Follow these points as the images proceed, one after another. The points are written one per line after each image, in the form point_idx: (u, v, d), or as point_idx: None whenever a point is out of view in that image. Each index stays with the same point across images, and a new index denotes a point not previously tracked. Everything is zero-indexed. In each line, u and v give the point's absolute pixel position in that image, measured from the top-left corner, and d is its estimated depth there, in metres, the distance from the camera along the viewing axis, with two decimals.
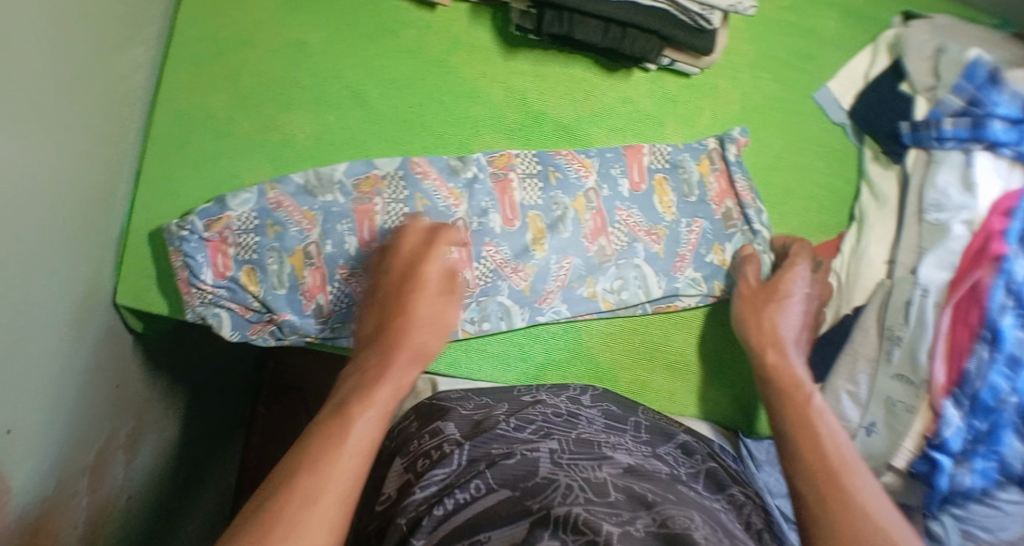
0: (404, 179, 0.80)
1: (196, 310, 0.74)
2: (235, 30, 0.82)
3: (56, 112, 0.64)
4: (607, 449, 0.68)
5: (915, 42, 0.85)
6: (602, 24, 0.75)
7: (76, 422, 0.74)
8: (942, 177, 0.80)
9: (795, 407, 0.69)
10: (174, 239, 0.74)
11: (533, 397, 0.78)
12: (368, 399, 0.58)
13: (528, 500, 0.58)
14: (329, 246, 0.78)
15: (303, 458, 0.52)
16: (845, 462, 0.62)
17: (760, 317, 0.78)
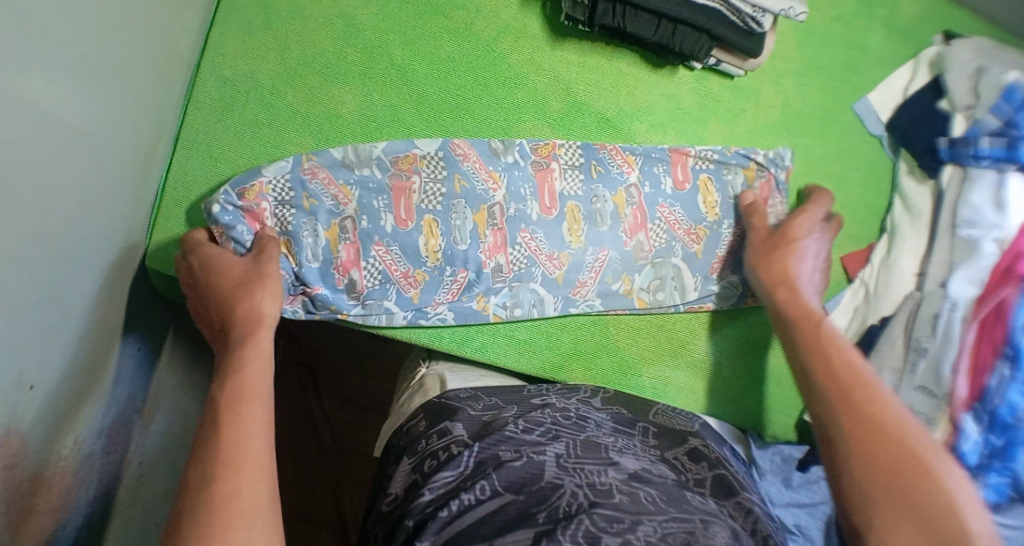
0: (445, 161, 0.80)
1: None
2: (287, 0, 0.81)
3: (102, 66, 0.63)
4: (615, 454, 0.68)
5: (958, 60, 0.86)
6: (654, 19, 0.76)
7: (101, 380, 0.73)
8: (976, 195, 0.81)
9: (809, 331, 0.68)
10: (211, 213, 0.73)
11: (543, 399, 0.77)
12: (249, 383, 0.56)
13: (532, 508, 0.58)
14: (365, 221, 0.77)
15: (220, 427, 0.52)
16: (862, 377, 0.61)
17: (773, 260, 0.77)
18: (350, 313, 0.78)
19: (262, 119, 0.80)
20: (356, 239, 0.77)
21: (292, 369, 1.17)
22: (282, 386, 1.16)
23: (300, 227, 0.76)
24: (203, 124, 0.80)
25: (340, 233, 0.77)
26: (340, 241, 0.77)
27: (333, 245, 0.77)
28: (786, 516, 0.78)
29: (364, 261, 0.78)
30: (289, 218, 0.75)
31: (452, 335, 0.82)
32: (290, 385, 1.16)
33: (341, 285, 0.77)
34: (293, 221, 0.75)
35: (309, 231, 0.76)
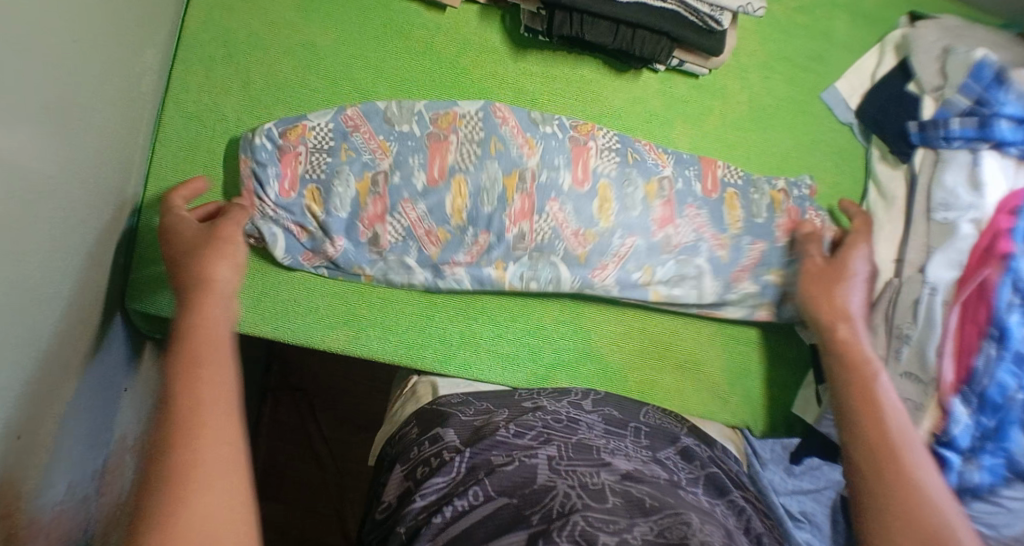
0: (484, 127, 0.80)
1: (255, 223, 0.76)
2: (247, 32, 0.81)
3: (69, 117, 0.64)
4: (606, 455, 0.68)
5: (922, 43, 0.85)
6: (613, 25, 0.76)
7: (87, 426, 0.74)
8: (950, 177, 0.80)
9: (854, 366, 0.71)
10: (248, 148, 0.77)
11: (535, 402, 0.78)
12: (191, 380, 0.54)
13: (526, 510, 0.58)
14: (398, 177, 0.78)
15: (174, 441, 0.50)
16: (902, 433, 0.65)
17: (830, 294, 0.76)
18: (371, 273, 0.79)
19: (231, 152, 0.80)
20: (385, 193, 0.78)
21: (285, 394, 1.17)
22: (277, 413, 1.16)
23: (332, 175, 0.78)
24: (173, 161, 0.80)
25: (371, 186, 0.78)
26: (369, 194, 0.78)
27: (361, 198, 0.78)
28: (792, 505, 0.77)
29: (389, 216, 0.78)
30: (323, 164, 0.78)
31: (434, 353, 0.82)
32: (286, 411, 1.16)
33: (364, 237, 0.79)
34: (326, 168, 0.78)
35: (341, 182, 0.78)
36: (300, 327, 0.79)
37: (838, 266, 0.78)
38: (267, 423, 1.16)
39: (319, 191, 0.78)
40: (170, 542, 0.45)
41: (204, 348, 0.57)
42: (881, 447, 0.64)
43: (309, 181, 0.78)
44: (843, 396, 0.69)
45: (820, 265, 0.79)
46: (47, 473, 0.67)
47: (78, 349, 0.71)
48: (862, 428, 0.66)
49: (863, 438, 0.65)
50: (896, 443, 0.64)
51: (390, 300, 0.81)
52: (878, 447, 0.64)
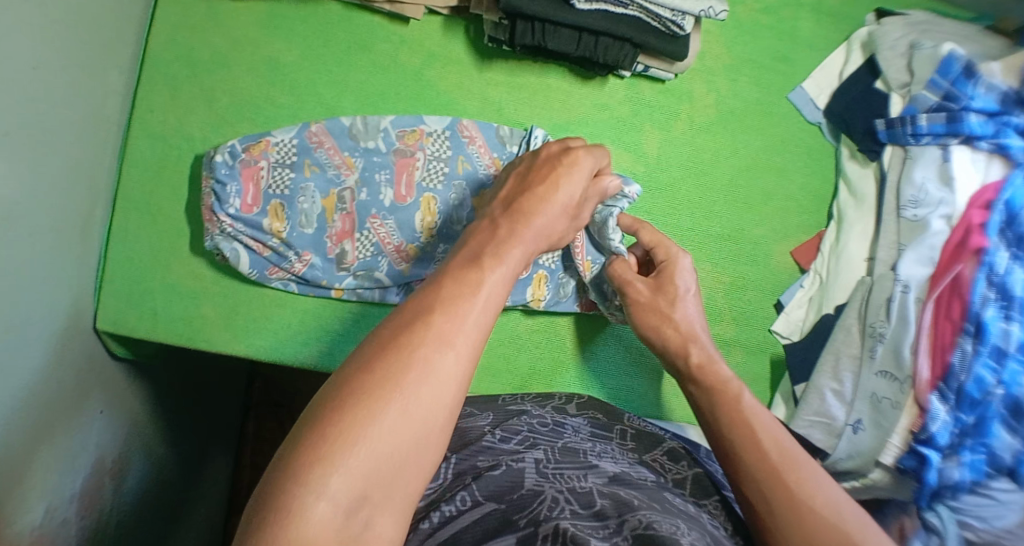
0: (452, 144, 0.83)
1: (215, 240, 0.77)
2: (211, 51, 0.82)
3: (33, 140, 0.64)
4: (593, 458, 0.67)
5: (888, 39, 0.86)
6: (575, 33, 0.77)
7: (61, 448, 0.73)
8: (920, 173, 0.81)
9: (728, 406, 0.64)
10: (209, 166, 0.77)
11: (520, 406, 0.77)
12: (500, 257, 0.54)
13: (512, 514, 0.56)
14: (364, 194, 0.81)
15: (433, 312, 0.47)
16: (786, 453, 0.59)
17: (662, 326, 0.74)
18: (342, 288, 0.81)
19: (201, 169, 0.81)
20: (353, 209, 0.81)
21: (266, 410, 1.22)
22: (261, 427, 1.21)
23: (297, 191, 0.79)
24: (140, 183, 0.80)
25: (338, 202, 0.80)
26: (335, 210, 0.80)
27: (328, 214, 0.80)
28: None
29: (358, 231, 0.81)
30: (288, 181, 0.79)
31: None
32: (270, 426, 1.21)
33: (331, 254, 0.80)
34: (291, 184, 0.79)
35: (307, 197, 0.80)
36: (269, 345, 0.80)
37: (662, 292, 0.75)
38: (251, 439, 1.20)
39: (282, 206, 0.79)
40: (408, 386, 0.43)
41: (469, 288, 0.50)
42: (764, 467, 0.58)
43: (272, 196, 0.79)
44: (707, 404, 0.66)
45: (645, 290, 0.76)
46: (18, 498, 0.66)
47: (49, 372, 0.71)
48: (751, 444, 0.60)
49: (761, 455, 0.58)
50: (746, 434, 0.61)
51: (363, 316, 0.82)
52: (773, 458, 0.58)
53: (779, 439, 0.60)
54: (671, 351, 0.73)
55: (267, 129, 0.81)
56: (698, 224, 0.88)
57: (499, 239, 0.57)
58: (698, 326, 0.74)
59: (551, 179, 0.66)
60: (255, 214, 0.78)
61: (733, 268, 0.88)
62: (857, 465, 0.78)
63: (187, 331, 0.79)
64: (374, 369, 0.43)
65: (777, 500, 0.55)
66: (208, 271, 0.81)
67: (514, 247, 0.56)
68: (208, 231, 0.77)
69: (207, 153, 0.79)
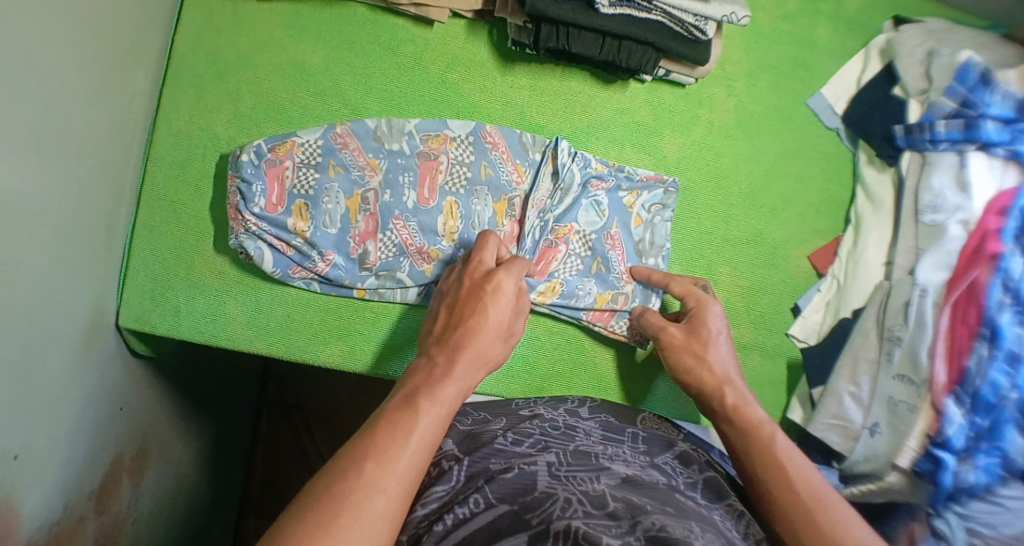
0: (475, 149, 0.83)
1: (240, 238, 0.77)
2: (236, 51, 0.82)
3: (60, 136, 0.64)
4: (605, 461, 0.67)
5: (906, 46, 0.87)
6: (598, 38, 0.78)
7: (80, 444, 0.74)
8: (937, 179, 0.82)
9: (760, 450, 0.66)
10: (235, 165, 0.78)
11: (532, 410, 0.78)
12: (435, 396, 0.59)
13: (525, 513, 0.57)
14: (388, 196, 0.81)
15: (368, 457, 0.53)
16: (818, 496, 0.61)
17: (696, 367, 0.75)
18: (363, 288, 0.81)
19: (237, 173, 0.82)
20: (376, 210, 0.81)
21: (278, 411, 1.23)
22: (273, 428, 1.22)
23: (321, 192, 0.80)
24: (164, 180, 0.81)
25: (362, 203, 0.81)
26: (359, 211, 0.81)
27: (351, 214, 0.81)
28: None
29: (381, 232, 0.81)
30: (312, 181, 0.80)
31: None
32: (282, 427, 1.22)
33: (354, 253, 0.81)
34: (315, 185, 0.80)
35: (331, 198, 0.80)
36: (292, 343, 0.80)
37: (697, 335, 0.76)
38: (263, 439, 1.22)
39: (306, 206, 0.79)
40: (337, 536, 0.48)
41: (400, 431, 0.55)
42: (800, 511, 0.60)
43: (296, 196, 0.79)
44: (740, 445, 0.68)
45: (680, 334, 0.77)
46: (40, 495, 0.67)
47: (72, 368, 0.71)
48: (787, 492, 0.62)
49: (795, 500, 0.61)
50: (777, 478, 0.63)
51: (384, 315, 0.82)
52: (807, 504, 0.60)
53: (809, 480, 0.63)
54: (706, 395, 0.74)
55: (292, 129, 0.82)
56: (718, 229, 0.89)
57: (435, 375, 0.62)
58: (732, 367, 0.75)
59: (479, 300, 0.68)
60: (280, 213, 0.78)
61: (750, 272, 0.89)
62: (874, 468, 0.79)
63: (209, 329, 0.80)
64: (307, 521, 0.48)
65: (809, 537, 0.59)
66: (230, 270, 0.81)
67: (450, 382, 0.61)
68: (233, 229, 0.78)
69: (232, 153, 0.80)
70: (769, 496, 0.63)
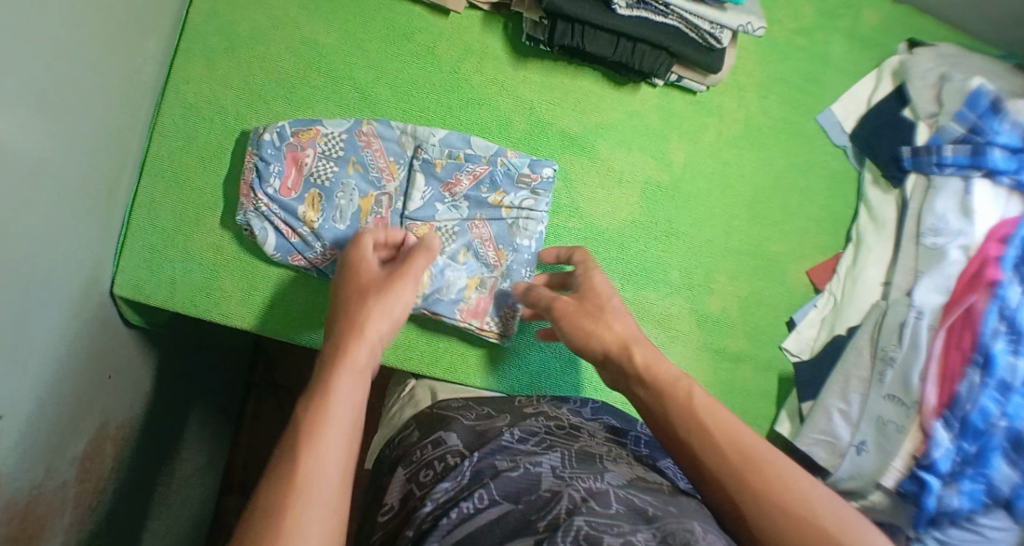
0: (488, 180, 0.83)
1: (248, 215, 0.77)
2: (250, 26, 0.82)
3: (70, 99, 0.64)
4: (609, 463, 0.66)
5: (919, 69, 0.87)
6: (613, 38, 0.78)
7: (66, 407, 0.73)
8: (941, 203, 0.82)
9: (680, 413, 0.61)
10: (256, 142, 0.78)
11: (536, 409, 0.77)
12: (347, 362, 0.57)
13: (532, 515, 0.56)
14: (401, 203, 0.82)
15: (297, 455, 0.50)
16: (744, 457, 0.57)
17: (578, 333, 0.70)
18: None
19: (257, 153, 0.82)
20: (387, 215, 0.81)
21: (267, 390, 1.23)
22: (260, 407, 1.22)
23: (337, 186, 0.80)
24: (170, 151, 0.81)
25: (374, 205, 0.81)
26: (370, 213, 0.80)
27: (362, 214, 0.80)
28: None
29: None
30: (329, 174, 0.80)
31: (422, 357, 0.84)
32: (270, 407, 1.22)
33: None
34: (332, 178, 0.80)
35: (345, 193, 0.80)
36: (285, 321, 0.81)
37: (590, 301, 0.71)
38: (250, 419, 1.21)
39: (320, 196, 0.79)
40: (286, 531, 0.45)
41: (321, 417, 0.52)
42: (726, 471, 0.57)
43: (312, 185, 0.79)
44: (659, 409, 0.63)
45: (571, 302, 0.72)
46: (21, 455, 0.66)
47: (64, 332, 0.71)
48: (713, 456, 0.58)
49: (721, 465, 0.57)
50: (704, 443, 0.59)
51: None
52: (733, 460, 0.57)
53: (727, 433, 0.59)
54: (612, 356, 0.68)
55: (320, 116, 0.82)
56: (719, 237, 0.89)
57: (339, 351, 0.58)
58: (637, 332, 0.69)
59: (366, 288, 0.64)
60: (293, 198, 0.78)
61: (748, 283, 0.89)
62: (858, 486, 0.79)
63: (204, 303, 0.80)
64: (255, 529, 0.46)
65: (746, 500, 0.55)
66: (229, 245, 0.81)
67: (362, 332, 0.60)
68: (243, 205, 0.78)
69: (255, 129, 0.80)
70: (694, 464, 0.59)
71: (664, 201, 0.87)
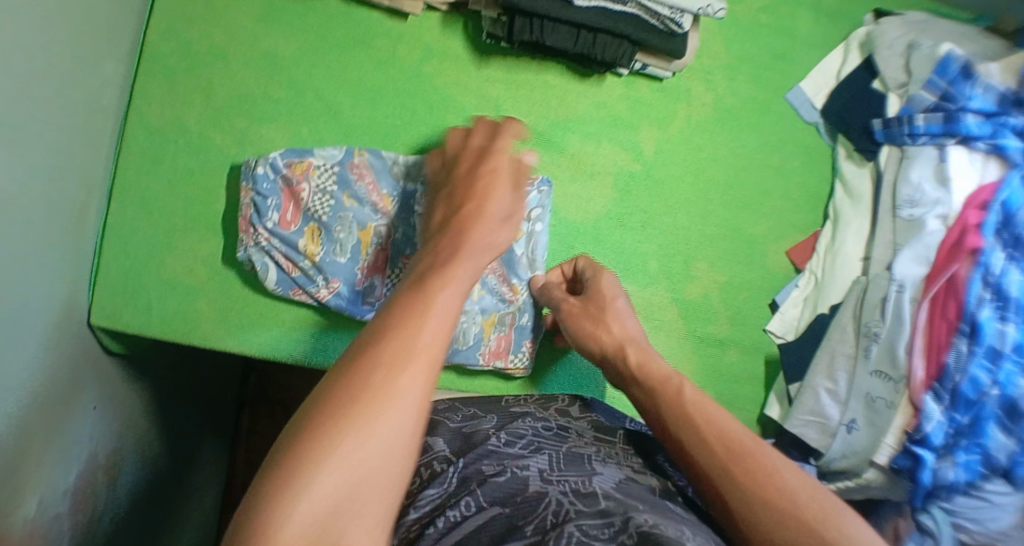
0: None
1: (248, 251, 0.77)
2: (208, 44, 0.82)
3: (34, 132, 0.64)
4: (597, 464, 0.65)
5: (886, 39, 0.86)
6: (573, 30, 0.77)
7: (52, 439, 0.73)
8: (916, 172, 0.81)
9: (671, 409, 0.62)
10: (250, 176, 0.77)
11: (523, 410, 0.76)
12: (448, 275, 0.52)
13: (518, 520, 0.56)
14: (399, 234, 0.81)
15: (385, 338, 0.45)
16: (731, 447, 0.57)
17: (587, 335, 0.73)
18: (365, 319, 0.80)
19: (223, 171, 0.81)
20: (388, 246, 0.81)
21: (261, 403, 1.24)
22: (256, 422, 1.22)
23: (335, 220, 0.79)
24: (137, 174, 0.80)
25: (374, 235, 0.81)
26: (371, 243, 0.80)
27: (363, 246, 0.80)
28: None
29: (388, 267, 0.81)
30: (327, 208, 0.79)
31: None
32: (264, 420, 1.22)
33: (359, 284, 0.80)
34: (330, 213, 0.79)
35: (344, 227, 0.79)
36: (264, 338, 0.80)
37: (594, 303, 0.75)
38: (245, 432, 1.22)
39: (319, 230, 0.79)
40: (358, 432, 0.42)
41: (416, 310, 0.48)
42: (715, 462, 0.57)
43: (311, 219, 0.79)
44: (653, 406, 0.64)
45: (577, 304, 0.76)
46: (10, 490, 0.66)
47: (45, 365, 0.71)
48: (702, 444, 0.58)
49: (707, 450, 0.57)
50: (694, 435, 0.59)
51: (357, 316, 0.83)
52: (720, 454, 0.57)
53: (715, 423, 0.59)
54: (609, 356, 0.71)
55: (308, 147, 0.80)
56: (696, 223, 0.88)
57: (448, 256, 0.55)
58: (639, 331, 0.73)
59: (489, 182, 0.64)
60: (293, 232, 0.78)
61: (728, 267, 0.88)
62: (851, 464, 0.78)
63: (182, 325, 0.79)
64: (321, 421, 0.42)
65: (728, 488, 0.55)
66: (202, 266, 0.81)
67: (465, 259, 0.54)
68: (242, 241, 0.77)
69: (245, 161, 0.80)
70: (687, 457, 0.59)
71: (638, 191, 0.87)
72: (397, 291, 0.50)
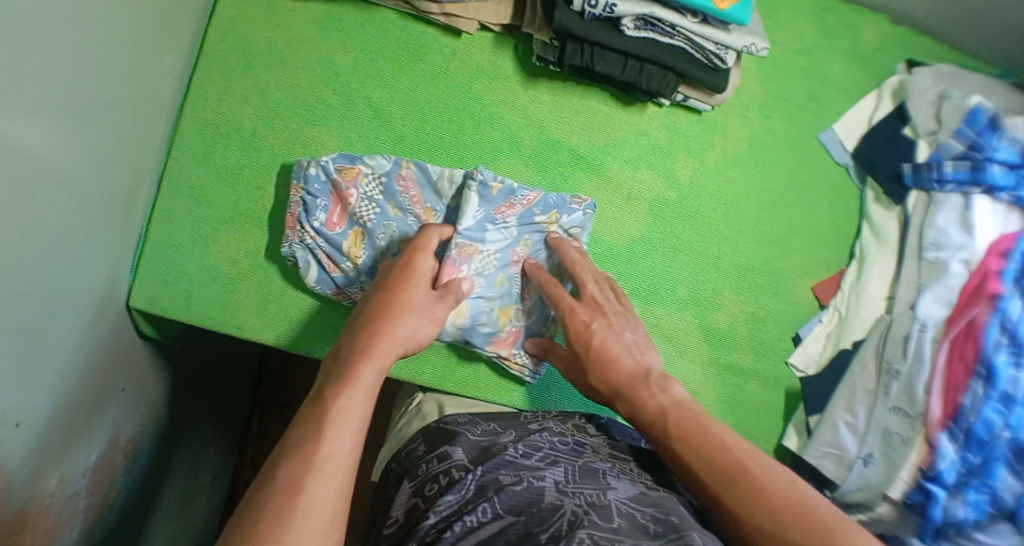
0: (540, 204, 0.83)
1: (293, 247, 0.80)
2: (268, 47, 0.84)
3: (95, 118, 0.66)
4: (612, 479, 0.67)
5: (918, 88, 0.89)
6: (621, 58, 0.80)
7: (82, 419, 0.74)
8: (942, 217, 0.83)
9: (681, 427, 0.65)
10: (302, 175, 0.80)
11: (541, 425, 0.78)
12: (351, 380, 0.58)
13: (535, 527, 0.57)
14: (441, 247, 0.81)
15: (296, 457, 0.51)
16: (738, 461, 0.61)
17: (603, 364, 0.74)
18: None
19: (272, 171, 0.84)
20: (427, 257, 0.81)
21: (273, 407, 1.25)
22: (265, 425, 1.24)
23: (378, 227, 0.81)
24: (187, 165, 0.82)
25: None
26: None
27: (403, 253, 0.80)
28: None
29: None
30: (373, 215, 0.81)
31: (433, 371, 0.84)
32: (275, 423, 1.24)
33: None
34: (374, 220, 0.81)
35: (387, 234, 0.81)
36: (301, 335, 0.82)
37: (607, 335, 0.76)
38: (254, 437, 1.23)
39: (362, 235, 0.81)
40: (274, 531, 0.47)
41: (325, 426, 0.54)
42: (724, 470, 0.61)
43: (356, 223, 0.81)
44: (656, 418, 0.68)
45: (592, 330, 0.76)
46: (39, 465, 0.67)
47: (83, 344, 0.72)
48: (704, 459, 0.62)
49: (715, 465, 0.61)
50: (702, 451, 0.63)
51: None
52: (726, 469, 0.61)
53: (721, 441, 0.63)
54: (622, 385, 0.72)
55: (359, 154, 0.83)
56: (725, 253, 0.90)
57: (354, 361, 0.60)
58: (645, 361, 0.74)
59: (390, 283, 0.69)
60: (338, 233, 0.80)
61: (754, 298, 0.90)
62: (866, 497, 0.80)
63: (219, 316, 0.81)
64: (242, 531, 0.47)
65: (736, 496, 0.59)
66: (245, 260, 0.83)
67: (373, 360, 0.61)
68: (288, 237, 0.80)
69: (297, 161, 0.82)
70: (692, 469, 0.62)
71: (671, 219, 0.89)
72: (308, 409, 0.57)
